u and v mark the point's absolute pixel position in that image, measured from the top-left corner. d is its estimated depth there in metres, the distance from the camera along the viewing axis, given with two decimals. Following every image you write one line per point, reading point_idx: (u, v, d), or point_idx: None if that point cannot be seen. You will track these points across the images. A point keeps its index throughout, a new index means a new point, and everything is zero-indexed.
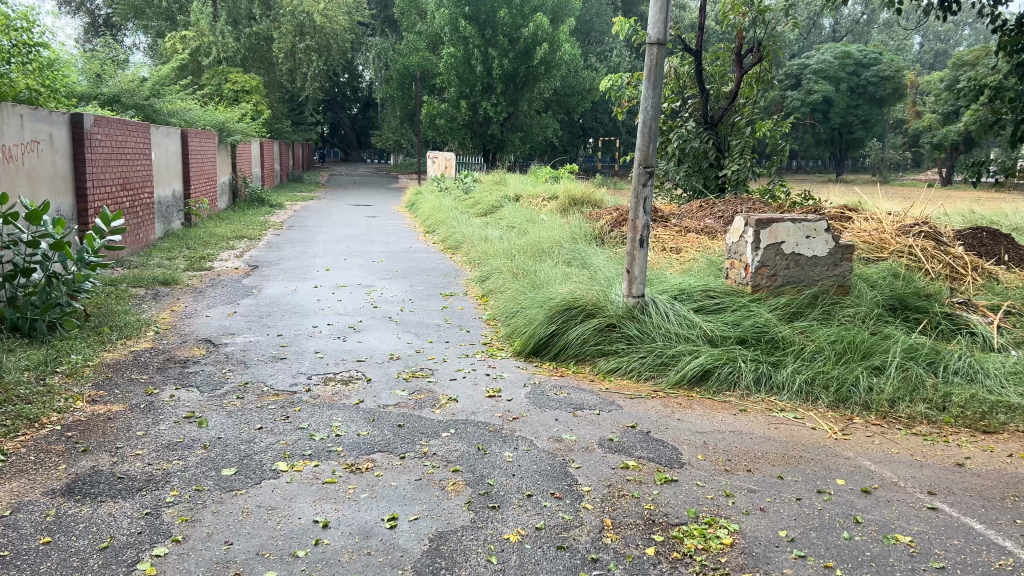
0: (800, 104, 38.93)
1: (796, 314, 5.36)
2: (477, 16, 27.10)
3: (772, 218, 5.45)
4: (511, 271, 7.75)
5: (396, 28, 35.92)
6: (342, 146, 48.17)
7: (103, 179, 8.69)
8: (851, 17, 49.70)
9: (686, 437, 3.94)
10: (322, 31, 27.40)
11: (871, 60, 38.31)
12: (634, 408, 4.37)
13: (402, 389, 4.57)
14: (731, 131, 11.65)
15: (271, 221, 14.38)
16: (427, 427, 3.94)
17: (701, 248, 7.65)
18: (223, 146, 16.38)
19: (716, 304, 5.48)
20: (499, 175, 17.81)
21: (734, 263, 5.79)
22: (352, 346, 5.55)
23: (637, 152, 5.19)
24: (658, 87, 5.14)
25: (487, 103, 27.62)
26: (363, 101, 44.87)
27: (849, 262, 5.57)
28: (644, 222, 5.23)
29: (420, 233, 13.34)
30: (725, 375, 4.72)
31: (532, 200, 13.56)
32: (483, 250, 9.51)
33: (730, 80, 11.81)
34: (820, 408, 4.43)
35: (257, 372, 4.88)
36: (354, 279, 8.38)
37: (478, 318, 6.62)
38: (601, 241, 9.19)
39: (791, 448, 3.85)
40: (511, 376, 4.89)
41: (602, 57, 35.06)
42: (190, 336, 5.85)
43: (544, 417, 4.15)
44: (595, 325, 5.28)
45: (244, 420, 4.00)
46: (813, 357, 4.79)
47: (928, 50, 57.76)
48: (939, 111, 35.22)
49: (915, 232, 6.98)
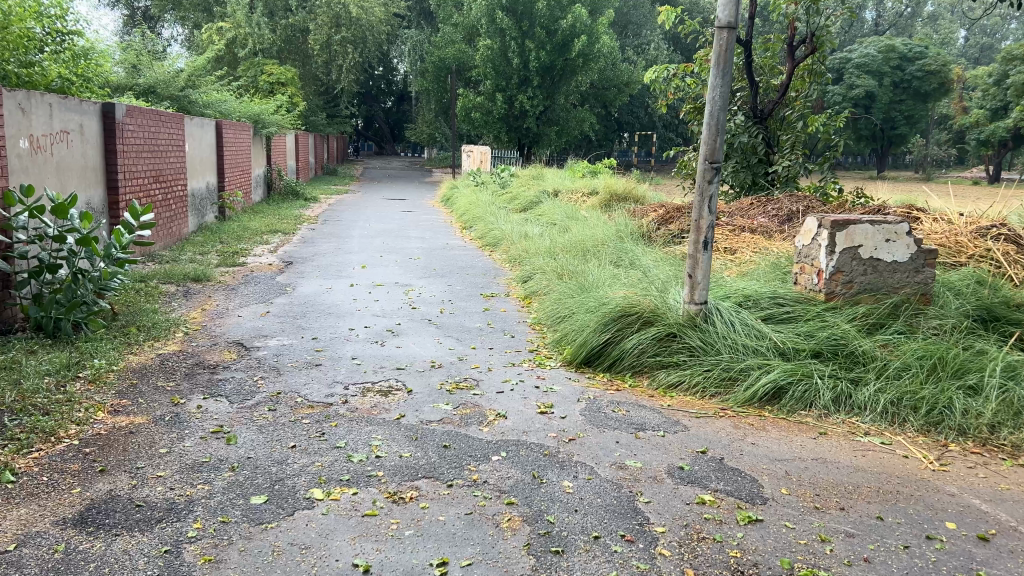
0: (841, 99, 37.87)
1: (877, 326, 4.89)
2: (514, 7, 26.63)
3: (849, 220, 5.01)
4: (556, 270, 7.36)
5: (431, 19, 35.63)
6: (376, 140, 48.08)
7: (136, 171, 8.45)
8: (895, 10, 48.33)
9: (765, 465, 3.52)
10: (359, 23, 26.96)
11: (917, 53, 37.15)
12: (702, 429, 3.96)
13: (446, 402, 4.21)
14: (781, 126, 11.08)
15: (305, 215, 14.12)
16: (475, 448, 3.56)
17: (759, 248, 7.20)
18: (258, 138, 16.17)
19: (787, 313, 5.05)
20: (536, 169, 17.36)
21: (804, 267, 5.36)
22: (392, 352, 5.20)
23: (703, 147, 4.76)
24: (727, 74, 4.69)
25: (523, 96, 27.16)
26: (398, 95, 44.72)
27: (932, 268, 5.08)
28: (708, 223, 4.79)
29: (457, 229, 12.98)
30: (800, 394, 4.29)
31: (571, 196, 13.11)
32: (524, 248, 9.11)
33: (781, 72, 11.22)
34: (910, 433, 3.97)
35: (291, 381, 4.54)
36: (391, 278, 8.04)
37: (522, 322, 6.23)
38: (648, 239, 8.77)
39: (885, 481, 3.40)
40: (562, 390, 4.49)
41: (639, 50, 34.38)
42: (221, 338, 5.54)
43: (603, 439, 3.75)
44: (654, 335, 4.88)
45: (276, 437, 3.66)
46: (899, 374, 4.33)
47: (973, 45, 56.30)
48: (987, 106, 33.94)
49: (994, 235, 6.45)
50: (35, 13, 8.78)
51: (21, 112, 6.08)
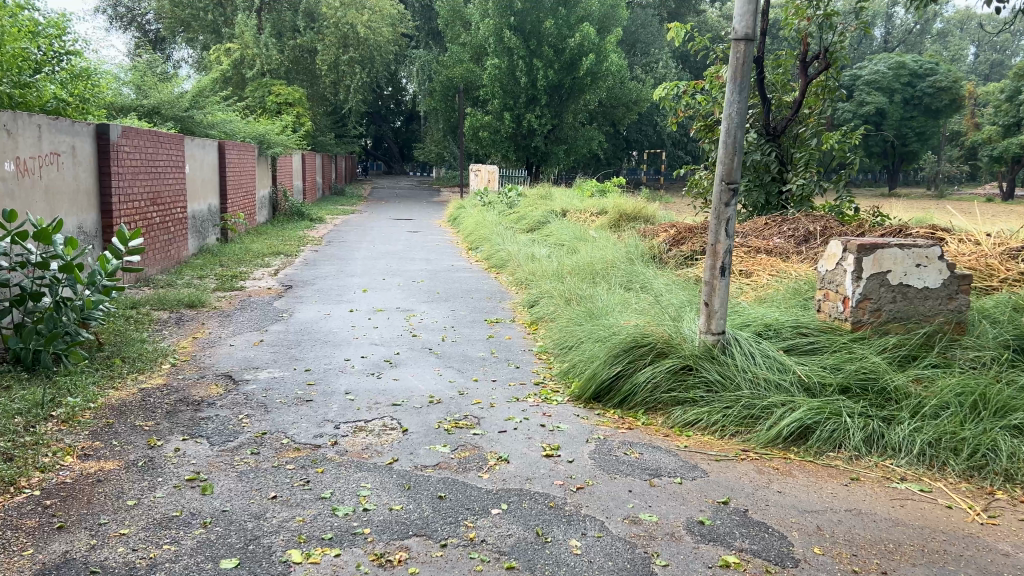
0: (851, 116, 37.55)
1: (909, 359, 4.56)
2: (522, 26, 26.44)
3: (876, 243, 4.70)
4: (563, 294, 7.03)
5: (440, 39, 35.58)
6: (385, 159, 48.12)
7: (131, 194, 8.20)
8: (904, 27, 48.01)
9: (794, 519, 3.18)
10: (367, 43, 27.01)
11: (927, 70, 36.80)
12: (723, 475, 3.62)
13: (444, 444, 3.88)
14: (794, 143, 10.70)
15: (309, 236, 13.89)
16: (473, 500, 3.23)
17: (776, 272, 6.88)
18: (263, 159, 15.96)
19: (811, 344, 4.71)
20: (543, 188, 17.05)
21: (828, 294, 5.03)
22: (387, 385, 4.88)
23: (719, 166, 4.46)
24: (745, 89, 4.38)
25: (531, 115, 26.92)
26: (407, 114, 44.76)
27: (966, 295, 4.77)
28: (725, 247, 4.46)
29: (463, 250, 12.70)
30: (827, 434, 3.95)
31: (580, 215, 12.80)
32: (530, 270, 8.80)
33: (793, 89, 10.89)
34: (951, 479, 3.62)
35: (278, 420, 4.22)
36: (393, 302, 7.74)
37: (528, 350, 5.92)
38: (659, 262, 8.44)
39: (929, 539, 3.05)
40: (570, 429, 4.16)
41: (648, 68, 34.18)
42: (209, 371, 5.24)
43: (614, 487, 3.41)
44: (668, 367, 4.55)
45: (256, 486, 3.35)
46: (937, 414, 3.97)
47: (983, 61, 55.91)
48: (999, 122, 33.46)
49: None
50: (31, 34, 8.58)
51: (7, 134, 5.82)
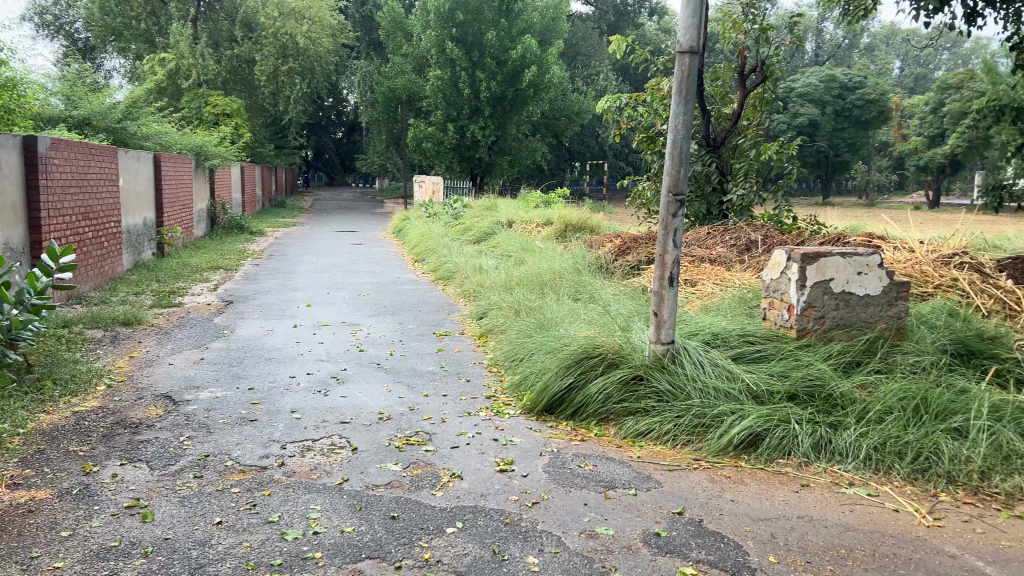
0: (786, 127, 38.56)
1: (852, 365, 4.65)
2: (464, 38, 26.49)
3: (819, 252, 4.80)
4: (513, 305, 7.00)
5: (381, 51, 35.40)
6: (326, 170, 47.58)
7: (62, 207, 7.91)
8: (833, 41, 49.72)
9: (748, 527, 3.20)
10: (306, 54, 26.71)
11: (856, 83, 38.08)
12: (677, 485, 3.62)
13: (395, 462, 3.80)
14: (733, 154, 10.88)
15: (250, 250, 13.61)
16: (427, 519, 3.16)
17: (721, 280, 6.99)
18: (200, 171, 15.57)
19: (757, 352, 4.78)
20: (488, 199, 17.04)
21: (773, 302, 5.12)
22: (335, 402, 4.77)
23: (666, 177, 4.50)
24: (690, 102, 4.43)
25: (474, 126, 26.86)
26: (348, 125, 44.37)
27: (905, 301, 4.92)
28: (674, 257, 4.50)
29: (408, 261, 12.60)
30: (777, 441, 3.99)
31: (526, 226, 12.84)
32: (478, 281, 8.74)
33: (732, 100, 11.11)
34: (897, 482, 3.69)
35: (222, 441, 4.08)
36: (339, 317, 7.60)
37: (478, 363, 5.87)
38: (606, 272, 8.48)
39: (879, 543, 3.10)
40: (523, 443, 4.12)
41: (589, 80, 34.59)
42: (148, 391, 5.04)
43: (569, 501, 3.39)
44: (619, 378, 4.55)
45: (200, 511, 3.22)
46: (881, 418, 4.05)
47: (908, 74, 58.25)
48: (924, 134, 34.79)
49: (956, 263, 6.37)
50: None
51: None
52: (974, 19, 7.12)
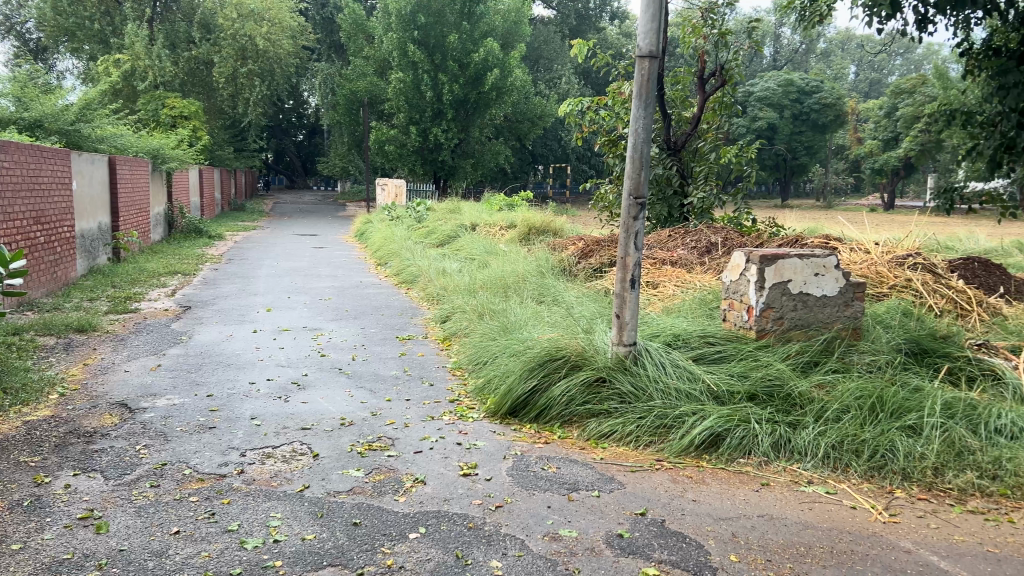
0: (745, 131, 39.08)
1: (810, 365, 4.72)
2: (426, 40, 26.40)
3: (777, 254, 4.87)
4: (476, 309, 6.99)
5: (342, 53, 35.14)
6: (287, 173, 47.09)
7: (12, 212, 7.71)
8: (791, 46, 50.59)
9: (710, 527, 3.23)
10: (266, 56, 26.41)
11: (813, 87, 38.76)
12: (640, 486, 3.65)
13: (357, 468, 3.77)
14: (694, 157, 11.01)
15: (209, 254, 13.40)
16: (390, 525, 3.14)
17: (682, 282, 7.06)
18: (157, 174, 15.28)
19: (718, 353, 4.83)
20: (451, 202, 17.00)
21: (733, 304, 5.19)
22: (296, 408, 4.71)
23: (627, 181, 4.52)
24: (650, 106, 4.46)
25: (437, 129, 26.75)
26: (309, 127, 43.96)
27: (861, 302, 5.02)
28: (635, 259, 4.52)
29: (371, 265, 12.51)
30: (737, 441, 4.03)
31: (490, 229, 12.83)
32: (441, 285, 8.71)
33: (691, 104, 11.23)
34: (854, 480, 3.75)
35: (179, 449, 4.01)
36: (300, 321, 7.52)
37: (442, 367, 5.84)
38: (569, 275, 8.52)
39: (837, 540, 3.15)
40: (487, 446, 4.11)
41: (551, 83, 34.73)
42: (102, 399, 4.93)
43: (533, 504, 3.38)
44: (582, 380, 4.57)
45: (157, 521, 3.15)
46: (839, 417, 4.12)
47: (863, 79, 59.51)
48: (879, 137, 35.53)
49: (911, 264, 6.51)
50: None
51: None
52: (925, 25, 7.29)
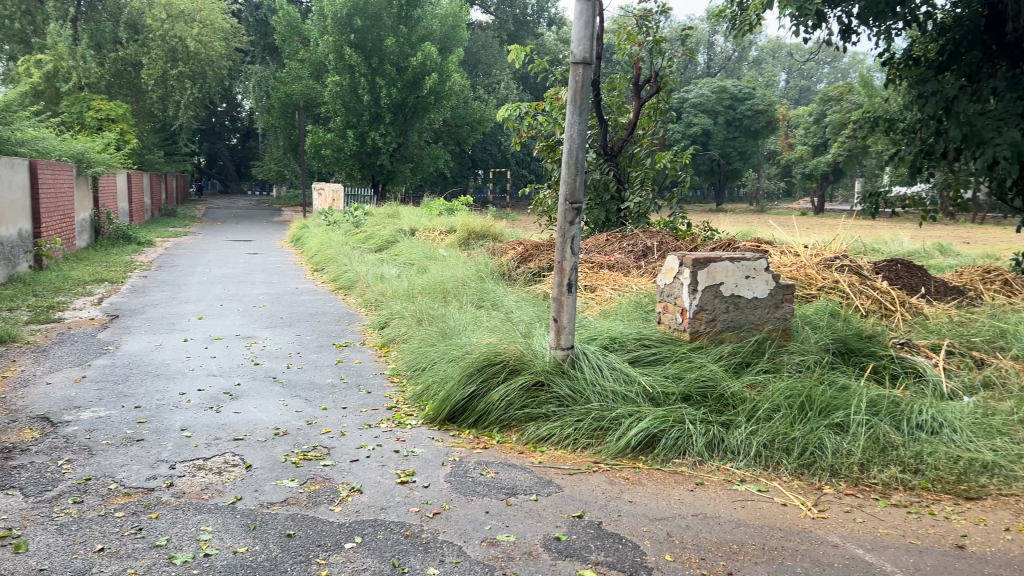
0: (681, 137, 39.81)
1: (742, 365, 4.83)
2: (363, 44, 26.16)
3: (709, 257, 4.97)
4: (414, 314, 6.94)
5: (277, 56, 34.58)
6: (222, 178, 46.11)
7: None
8: (724, 54, 51.81)
9: (646, 527, 3.26)
10: (197, 57, 25.82)
11: (745, 94, 39.73)
12: (577, 488, 3.67)
13: (291, 478, 3.70)
14: (630, 163, 11.17)
15: (137, 261, 13.01)
16: (325, 535, 3.09)
17: (619, 286, 7.14)
18: (82, 179, 14.78)
19: (653, 355, 4.90)
20: (390, 206, 16.88)
21: (667, 306, 5.28)
22: (228, 419, 4.60)
23: (563, 186, 4.55)
24: (584, 112, 4.51)
25: (375, 133, 26.51)
26: (243, 131, 43.12)
27: (789, 303, 5.16)
28: (572, 263, 4.56)
29: (307, 271, 12.32)
30: (672, 442, 4.09)
31: (429, 234, 12.78)
32: (379, 290, 8.62)
33: (627, 110, 11.39)
34: (785, 477, 3.85)
35: (104, 463, 3.87)
36: (233, 329, 7.35)
37: (379, 374, 5.78)
38: (509, 279, 8.54)
39: (768, 536, 3.22)
40: (425, 453, 4.08)
41: (490, 88, 34.83)
42: (22, 413, 4.73)
43: (471, 510, 3.37)
44: (521, 384, 4.57)
45: (79, 539, 3.04)
46: (770, 416, 4.22)
47: (793, 87, 61.30)
48: (809, 143, 36.60)
49: (838, 266, 6.73)
50: None
51: None
52: (849, 35, 7.56)
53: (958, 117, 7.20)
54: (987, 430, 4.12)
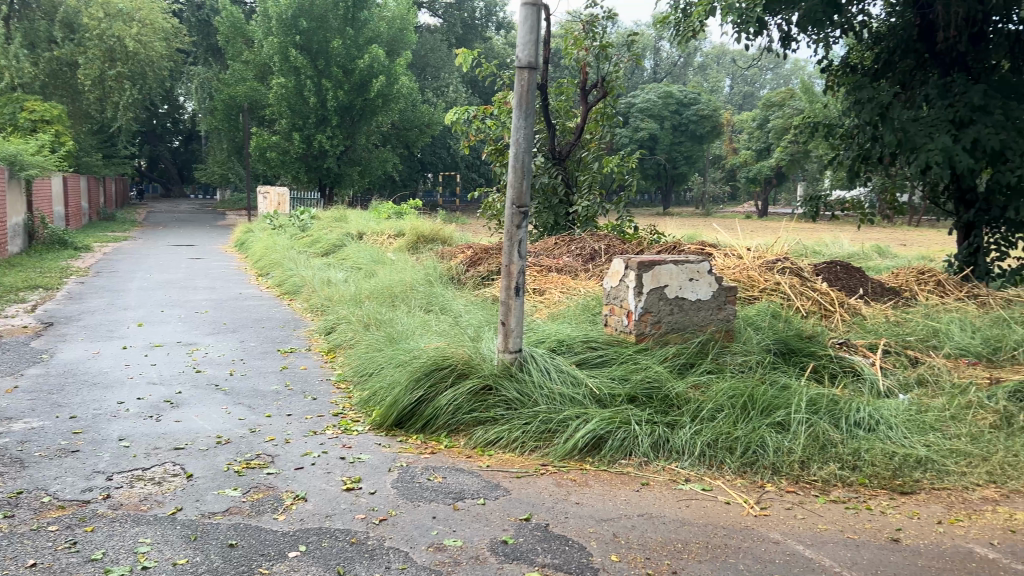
0: (628, 141, 40.23)
1: (687, 366, 4.91)
2: (309, 46, 25.83)
3: (654, 260, 5.04)
4: (361, 319, 6.87)
5: (221, 57, 33.95)
6: (163, 181, 45.05)
7: None
8: (670, 60, 52.59)
9: (592, 528, 3.29)
10: (137, 58, 25.20)
11: (690, 100, 40.37)
12: (525, 491, 3.68)
13: (234, 487, 3.63)
14: (578, 167, 11.24)
15: (74, 267, 12.61)
16: (268, 544, 3.04)
17: (567, 289, 7.17)
18: (15, 181, 14.28)
19: (600, 357, 4.94)
20: (337, 210, 16.70)
21: (614, 309, 5.33)
22: (168, 428, 4.49)
23: (509, 190, 4.56)
24: (530, 116, 4.53)
25: (322, 135, 26.20)
26: (186, 133, 42.21)
27: (732, 305, 5.26)
28: (519, 267, 4.58)
29: (252, 276, 12.11)
30: (619, 442, 4.13)
31: (377, 238, 12.67)
32: (325, 295, 8.52)
33: (575, 115, 11.46)
34: (728, 476, 3.91)
35: (37, 475, 3.74)
36: (174, 336, 7.17)
37: (325, 380, 5.70)
38: (457, 283, 8.52)
39: (712, 535, 3.27)
40: (371, 460, 4.05)
41: (439, 92, 34.74)
42: None
43: (417, 515, 3.35)
44: (469, 388, 4.56)
45: (10, 554, 2.93)
46: (713, 416, 4.29)
47: (737, 93, 62.49)
48: (752, 148, 37.35)
49: (779, 269, 6.88)
50: None
51: None
52: (789, 43, 7.75)
53: (892, 123, 7.44)
54: (920, 426, 4.25)
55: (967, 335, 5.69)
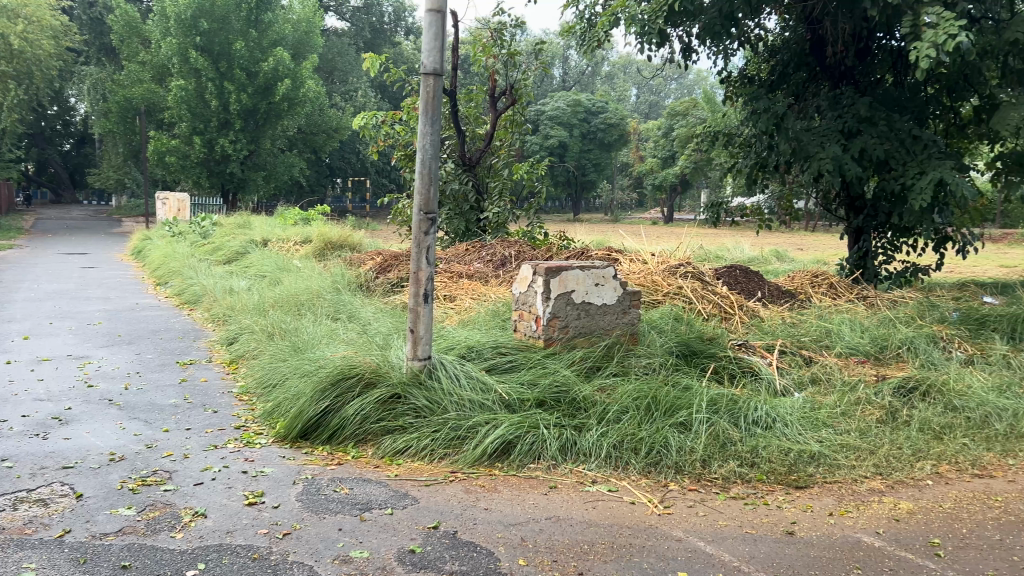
0: (538, 148, 40.65)
1: (593, 369, 4.99)
2: (210, 47, 25.03)
3: (561, 266, 5.11)
4: (265, 329, 6.69)
5: (115, 56, 32.52)
6: (53, 186, 42.76)
7: None
8: (578, 69, 53.46)
9: (500, 534, 3.30)
10: (22, 56, 23.86)
11: (598, 108, 41.13)
12: (433, 499, 3.66)
13: (128, 505, 3.47)
14: (488, 173, 11.27)
15: None
16: (165, 564, 2.92)
17: (477, 295, 7.19)
18: None
19: (509, 362, 4.97)
20: (242, 217, 16.23)
21: (523, 314, 5.37)
22: (56, 446, 4.26)
23: (417, 196, 4.54)
24: (436, 122, 4.52)
25: (225, 140, 25.44)
26: (78, 136, 40.21)
27: (636, 309, 5.40)
28: (427, 274, 4.56)
29: (150, 284, 11.62)
30: (527, 446, 4.16)
31: (282, 245, 12.38)
32: (228, 305, 8.26)
33: (484, 122, 11.50)
34: (633, 476, 3.99)
35: None
36: (62, 350, 6.80)
37: (227, 392, 5.53)
38: (367, 290, 8.42)
39: (617, 535, 3.33)
40: (275, 473, 3.95)
41: (347, 96, 34.25)
42: None
43: (323, 528, 3.29)
44: (377, 397, 4.51)
45: None
46: (619, 418, 4.37)
47: (643, 102, 64.03)
48: (658, 155, 38.32)
49: (683, 273, 7.08)
50: None
51: None
52: (689, 54, 8.00)
53: (786, 132, 7.78)
54: (814, 423, 4.46)
55: (857, 335, 5.99)
